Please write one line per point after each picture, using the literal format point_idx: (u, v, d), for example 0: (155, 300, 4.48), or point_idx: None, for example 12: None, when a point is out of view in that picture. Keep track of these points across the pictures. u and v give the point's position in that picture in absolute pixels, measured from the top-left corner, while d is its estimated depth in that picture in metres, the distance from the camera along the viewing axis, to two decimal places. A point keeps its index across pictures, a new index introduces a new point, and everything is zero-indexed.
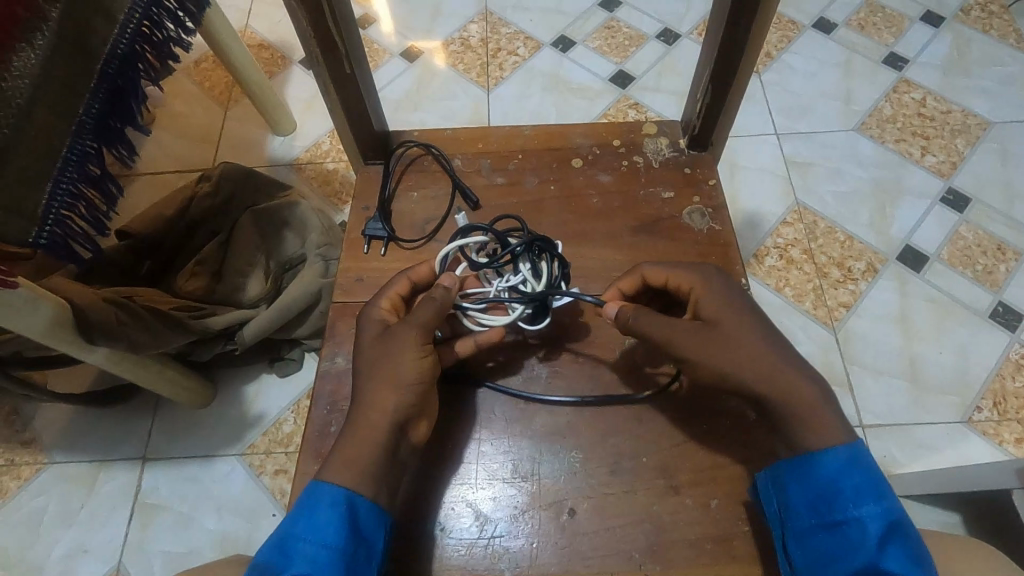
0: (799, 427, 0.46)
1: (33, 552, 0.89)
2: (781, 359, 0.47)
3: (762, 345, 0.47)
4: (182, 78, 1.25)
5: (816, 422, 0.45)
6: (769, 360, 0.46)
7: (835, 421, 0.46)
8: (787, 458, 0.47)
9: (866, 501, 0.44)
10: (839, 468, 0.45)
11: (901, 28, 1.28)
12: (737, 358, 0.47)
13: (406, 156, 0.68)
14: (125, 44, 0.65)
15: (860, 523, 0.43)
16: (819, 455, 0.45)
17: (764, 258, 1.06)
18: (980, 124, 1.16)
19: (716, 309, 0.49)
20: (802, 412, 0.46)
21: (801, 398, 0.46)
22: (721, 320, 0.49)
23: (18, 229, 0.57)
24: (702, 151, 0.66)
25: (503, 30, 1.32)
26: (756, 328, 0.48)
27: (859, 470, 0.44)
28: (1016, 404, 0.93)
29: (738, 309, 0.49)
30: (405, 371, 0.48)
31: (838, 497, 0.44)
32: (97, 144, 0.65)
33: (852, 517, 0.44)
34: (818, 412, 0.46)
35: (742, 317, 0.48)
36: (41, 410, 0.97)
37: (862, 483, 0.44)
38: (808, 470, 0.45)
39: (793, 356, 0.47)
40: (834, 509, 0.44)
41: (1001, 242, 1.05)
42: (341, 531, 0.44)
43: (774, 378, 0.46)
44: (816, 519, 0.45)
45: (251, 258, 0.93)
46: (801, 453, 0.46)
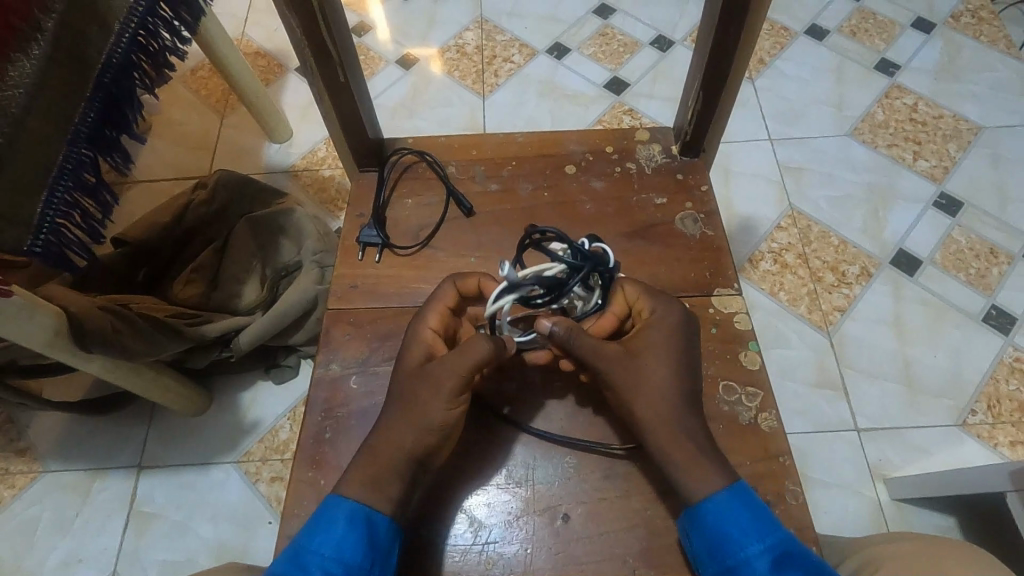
0: (672, 467, 0.47)
1: (28, 561, 0.89)
2: (678, 407, 0.48)
3: (668, 386, 0.48)
4: (178, 86, 1.26)
5: (695, 471, 0.46)
6: (666, 405, 0.48)
7: (717, 470, 0.46)
8: (685, 510, 0.47)
9: (752, 540, 0.44)
10: (721, 513, 0.45)
11: (892, 34, 1.29)
12: (638, 390, 0.48)
13: (401, 163, 0.68)
14: (120, 53, 0.65)
15: (752, 563, 0.44)
16: (702, 506, 0.45)
17: (759, 262, 1.06)
18: (972, 129, 1.17)
19: (646, 346, 0.50)
20: (674, 454, 0.47)
21: (681, 446, 0.47)
22: (645, 357, 0.49)
23: (14, 236, 0.57)
24: (695, 157, 0.67)
25: (498, 37, 1.33)
26: (673, 372, 0.49)
27: (739, 511, 0.45)
28: (1010, 407, 0.94)
29: (668, 346, 0.50)
30: (427, 416, 0.47)
31: (727, 543, 0.45)
32: (93, 151, 0.65)
33: (743, 560, 0.44)
34: (697, 461, 0.46)
35: (666, 358, 0.49)
36: (36, 418, 0.97)
37: (744, 525, 0.45)
38: (697, 521, 0.46)
39: (691, 409, 0.48)
40: (726, 555, 0.45)
41: (993, 246, 1.06)
42: (357, 544, 0.45)
43: (664, 425, 0.47)
44: (716, 565, 0.45)
45: (247, 265, 0.92)
46: (690, 505, 0.46)
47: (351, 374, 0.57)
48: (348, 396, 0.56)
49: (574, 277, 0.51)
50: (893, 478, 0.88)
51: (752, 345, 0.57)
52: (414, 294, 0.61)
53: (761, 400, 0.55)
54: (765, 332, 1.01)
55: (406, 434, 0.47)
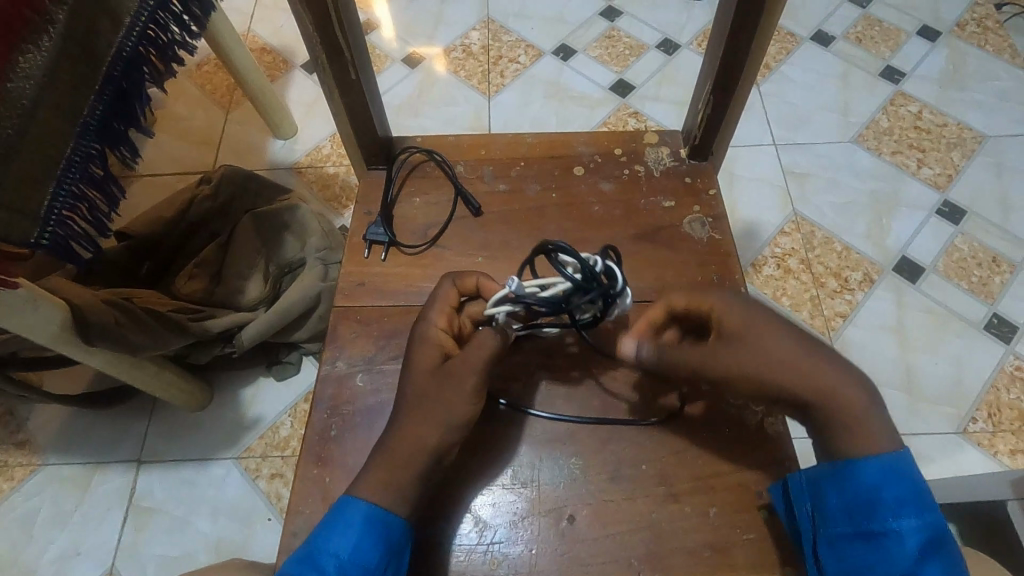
0: (840, 434, 0.44)
1: (26, 553, 0.88)
2: (814, 359, 0.45)
3: (797, 350, 0.46)
4: (183, 80, 1.26)
5: (865, 429, 0.44)
6: (801, 372, 0.45)
7: (879, 419, 0.44)
8: (829, 463, 0.45)
9: (907, 513, 0.43)
10: (883, 477, 0.43)
11: (898, 42, 1.29)
12: (776, 367, 0.45)
13: (409, 162, 0.68)
14: (129, 46, 0.65)
15: (899, 536, 0.42)
16: (860, 465, 0.44)
17: (762, 267, 1.06)
18: (975, 138, 1.17)
19: (738, 325, 0.47)
20: (844, 412, 0.44)
21: (843, 406, 0.44)
22: (749, 332, 0.47)
23: (21, 229, 0.57)
24: (703, 161, 0.67)
25: (505, 38, 1.33)
26: (786, 338, 0.46)
27: (900, 481, 0.43)
28: (1010, 416, 0.94)
29: (757, 314, 0.47)
30: (451, 413, 0.48)
31: (878, 509, 0.43)
32: (101, 144, 0.65)
33: (891, 530, 0.43)
34: (863, 412, 0.44)
35: (763, 327, 0.47)
36: (36, 411, 0.97)
37: (901, 496, 0.43)
38: (849, 479, 0.44)
39: (829, 359, 0.45)
40: (872, 521, 0.43)
41: (995, 255, 1.06)
42: (372, 545, 0.45)
43: (817, 387, 0.44)
44: (852, 526, 0.44)
45: (250, 261, 0.91)
46: (846, 461, 0.44)
47: (357, 372, 0.57)
48: (354, 394, 0.56)
49: (577, 297, 0.48)
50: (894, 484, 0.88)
51: None
52: (421, 292, 0.61)
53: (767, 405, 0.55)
54: None
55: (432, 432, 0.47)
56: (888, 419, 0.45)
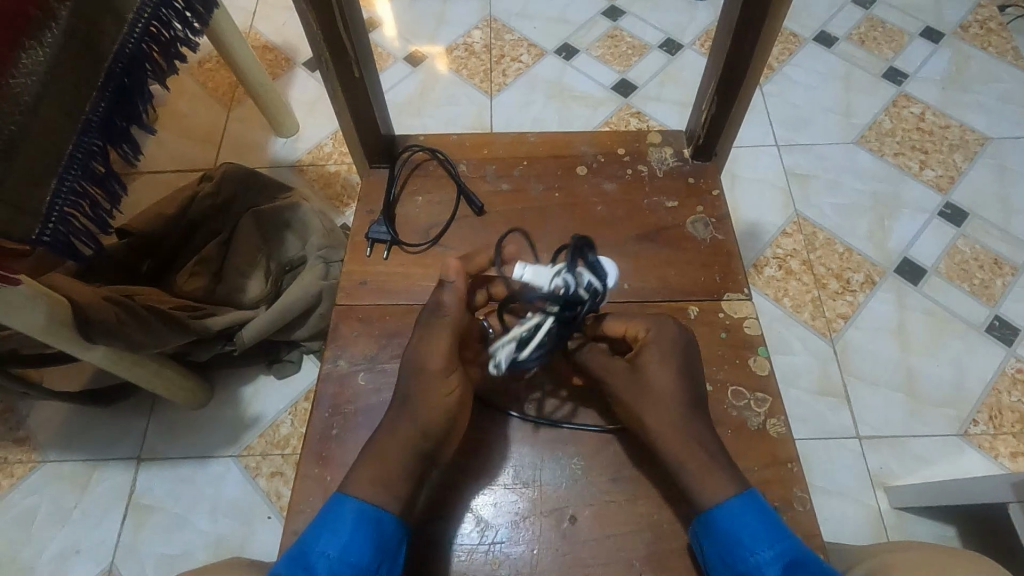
0: (686, 478, 0.48)
1: (25, 551, 0.88)
2: (682, 416, 0.49)
3: (672, 403, 0.49)
4: (185, 78, 1.25)
5: (706, 474, 0.47)
6: (671, 416, 0.49)
7: (726, 478, 0.47)
8: (695, 515, 0.47)
9: (763, 545, 0.44)
10: (736, 518, 0.45)
11: (901, 43, 1.29)
12: (645, 407, 0.50)
13: (412, 160, 0.68)
14: (132, 44, 0.65)
15: (760, 571, 0.44)
16: (713, 511, 0.46)
17: (763, 268, 1.06)
18: (978, 140, 1.17)
19: (648, 360, 0.51)
20: (691, 467, 0.47)
21: (690, 459, 0.48)
22: (649, 372, 0.51)
23: (24, 226, 0.56)
24: (706, 161, 0.67)
25: (507, 37, 1.33)
26: (677, 384, 0.50)
27: (752, 517, 0.45)
28: (1012, 418, 0.94)
29: (669, 360, 0.51)
30: (428, 406, 0.49)
31: (737, 548, 0.45)
32: (103, 141, 0.64)
33: (753, 566, 0.44)
34: (707, 471, 0.47)
35: (669, 371, 0.51)
36: (36, 408, 0.97)
37: (756, 531, 0.44)
38: (709, 526, 0.46)
39: (698, 420, 0.49)
40: (736, 560, 0.45)
41: (997, 257, 1.06)
42: (364, 543, 0.44)
43: (670, 437, 0.48)
44: (727, 571, 0.45)
45: (253, 259, 0.93)
46: (702, 511, 0.47)
47: (359, 371, 0.57)
48: (355, 393, 0.56)
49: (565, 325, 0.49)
50: (895, 487, 0.88)
51: (762, 350, 0.57)
52: (423, 291, 0.61)
53: (769, 406, 0.55)
54: (769, 337, 1.01)
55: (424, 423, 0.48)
56: (740, 472, 0.48)
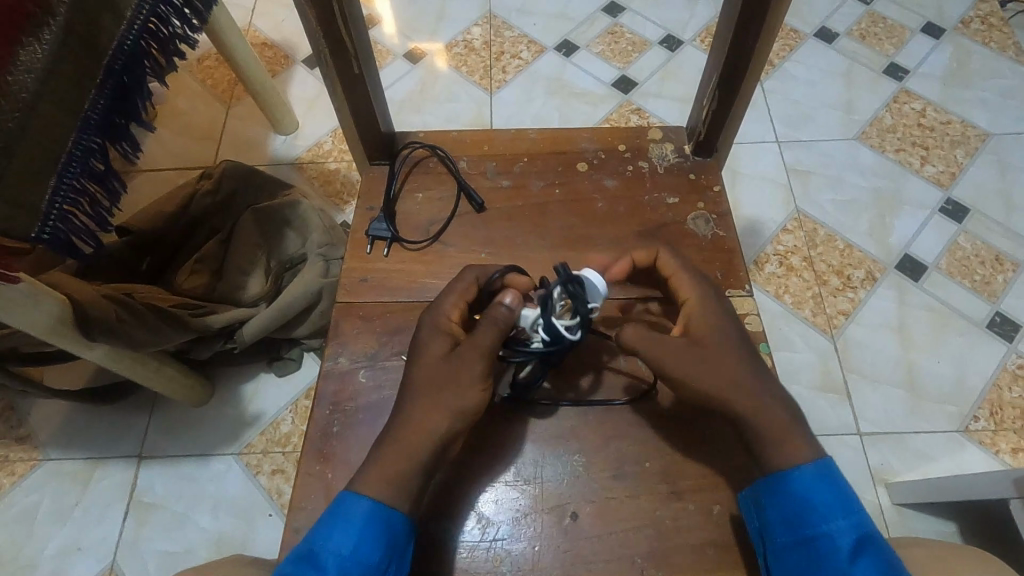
0: (767, 443, 0.46)
1: (26, 549, 0.88)
2: (757, 377, 0.48)
3: (742, 366, 0.48)
4: (184, 75, 1.25)
5: (791, 438, 0.46)
6: (750, 379, 0.47)
7: (805, 441, 0.46)
8: (762, 478, 0.47)
9: (837, 515, 0.44)
10: (810, 485, 0.45)
11: (902, 39, 1.29)
12: (721, 375, 0.48)
13: (412, 157, 0.68)
14: (131, 40, 0.65)
15: (831, 539, 0.43)
16: (790, 474, 0.45)
17: (764, 264, 1.06)
18: (979, 136, 1.17)
19: (704, 328, 0.50)
20: (772, 430, 0.46)
21: (774, 420, 0.46)
22: (706, 341, 0.49)
23: (22, 224, 0.56)
24: (707, 157, 0.67)
25: (507, 34, 1.33)
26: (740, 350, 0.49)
27: (828, 486, 0.45)
28: (1013, 414, 0.94)
29: (723, 323, 0.51)
30: (462, 401, 0.48)
31: (809, 514, 0.44)
32: (102, 138, 0.64)
33: (824, 532, 0.44)
34: (789, 432, 0.46)
35: (728, 337, 0.50)
36: (36, 406, 0.97)
37: (830, 500, 0.44)
38: (780, 491, 0.45)
39: (767, 381, 0.48)
40: (807, 526, 0.44)
41: (998, 253, 1.06)
42: (374, 543, 0.44)
43: (755, 402, 0.46)
44: (790, 536, 0.45)
45: (253, 258, 0.93)
46: (774, 472, 0.46)
47: (360, 368, 0.57)
48: (356, 390, 0.56)
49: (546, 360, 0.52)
50: (896, 483, 0.88)
51: (763, 347, 0.57)
52: (424, 288, 0.61)
53: None
54: (769, 333, 1.01)
55: (440, 418, 0.47)
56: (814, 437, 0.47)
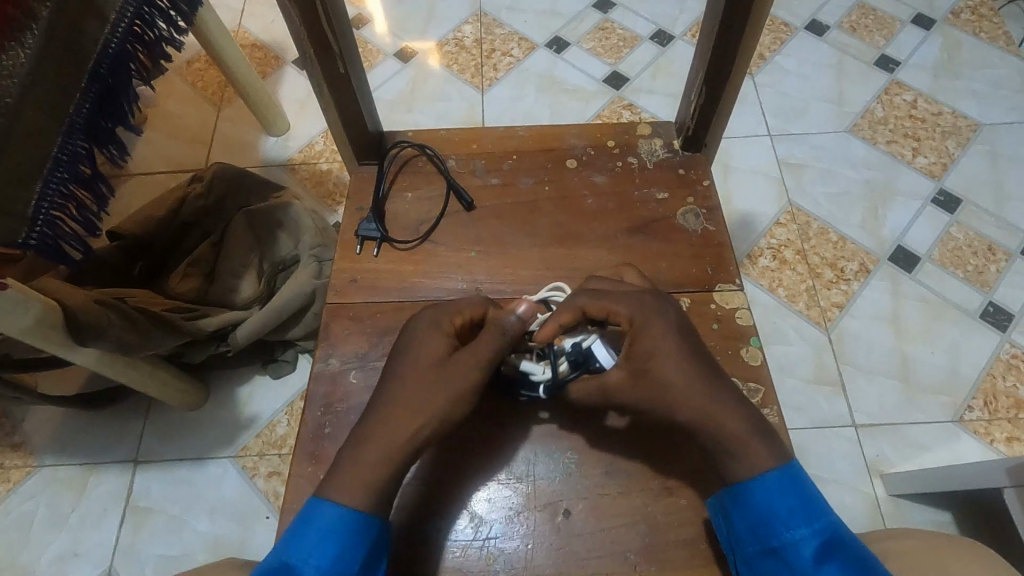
0: (728, 457, 0.46)
1: (23, 555, 0.88)
2: (710, 394, 0.46)
3: (693, 385, 0.46)
4: (174, 78, 1.25)
5: (748, 450, 0.46)
6: (700, 400, 0.46)
7: (765, 446, 0.46)
8: (726, 489, 0.47)
9: (798, 522, 0.44)
10: (771, 493, 0.45)
11: (892, 31, 1.29)
12: (671, 404, 0.47)
13: (401, 156, 0.68)
14: (116, 44, 0.64)
15: (795, 547, 0.44)
16: (750, 484, 0.45)
17: (758, 258, 1.06)
18: (970, 126, 1.17)
19: (647, 351, 0.48)
20: (733, 443, 0.46)
21: (733, 434, 0.46)
22: (655, 364, 0.47)
23: (8, 229, 0.56)
24: (697, 152, 0.67)
25: (497, 31, 1.32)
26: (685, 368, 0.47)
27: (790, 492, 0.45)
28: (1007, 404, 0.94)
29: (666, 338, 0.48)
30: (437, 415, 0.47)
31: (773, 523, 0.45)
32: (89, 143, 0.64)
33: (789, 541, 0.44)
34: (750, 442, 0.46)
35: (674, 356, 0.47)
36: (31, 413, 0.96)
37: (794, 506, 0.44)
38: (743, 501, 0.46)
39: (722, 393, 0.47)
40: (770, 535, 0.45)
41: (991, 243, 1.06)
42: (347, 550, 0.44)
43: (709, 421, 0.46)
44: (757, 545, 0.45)
45: (246, 259, 0.92)
46: (735, 484, 0.46)
47: (351, 369, 0.57)
48: (348, 391, 0.56)
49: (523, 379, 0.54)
50: (891, 474, 0.88)
51: (754, 341, 0.57)
52: (414, 288, 0.61)
53: (762, 396, 0.55)
54: (764, 327, 1.00)
55: (410, 413, 0.47)
56: (777, 438, 0.47)
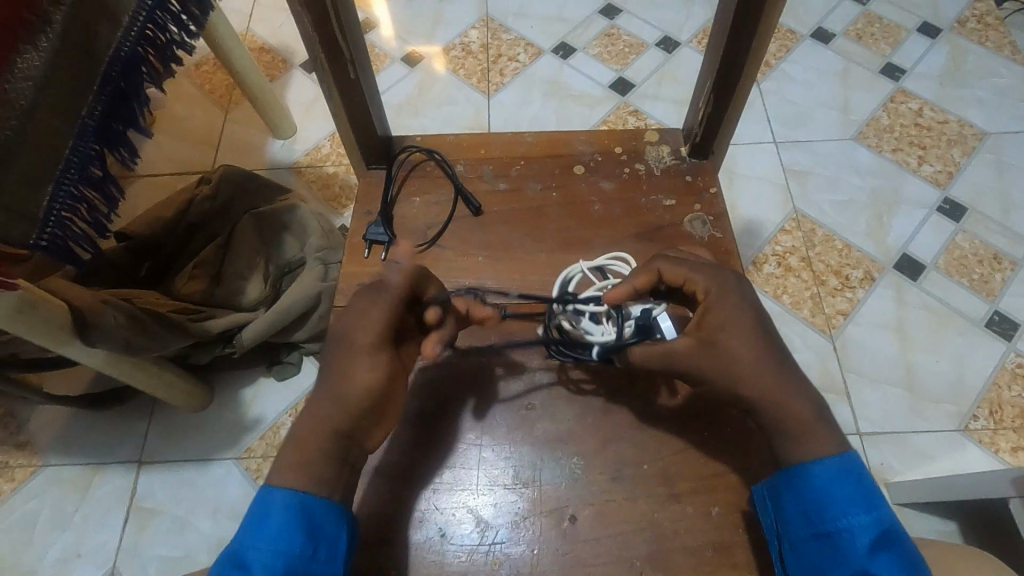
0: (789, 438, 0.46)
1: (27, 554, 0.88)
2: (779, 373, 0.46)
3: (762, 361, 0.46)
4: (183, 81, 1.25)
5: (811, 435, 0.46)
6: (769, 377, 0.46)
7: (829, 433, 0.46)
8: (783, 471, 0.47)
9: (856, 510, 0.44)
10: (831, 479, 0.45)
11: (898, 39, 1.29)
12: (736, 379, 0.46)
13: (409, 161, 0.68)
14: (128, 47, 0.65)
15: (849, 533, 0.44)
16: (810, 468, 0.45)
17: (762, 265, 1.06)
18: (976, 135, 1.17)
19: (717, 325, 0.48)
20: (795, 425, 0.46)
21: (799, 416, 0.46)
22: (725, 338, 0.47)
23: (18, 231, 0.57)
24: (704, 159, 0.67)
25: (504, 36, 1.33)
26: (756, 344, 0.47)
27: (850, 481, 0.45)
28: (1012, 413, 0.94)
29: (740, 312, 0.48)
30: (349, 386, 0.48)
31: (829, 507, 0.44)
32: (100, 145, 0.64)
33: (843, 528, 0.44)
34: (812, 426, 0.46)
35: (744, 333, 0.47)
36: (36, 413, 0.97)
37: (853, 494, 0.44)
38: (801, 483, 0.46)
39: (792, 374, 0.46)
40: (824, 520, 0.45)
41: (996, 252, 1.06)
42: (296, 531, 0.45)
43: (775, 397, 0.46)
44: (809, 528, 0.45)
45: (251, 262, 0.92)
46: (794, 466, 0.46)
47: None
48: None
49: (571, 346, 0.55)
50: (895, 482, 0.88)
51: None
52: None
53: None
54: None
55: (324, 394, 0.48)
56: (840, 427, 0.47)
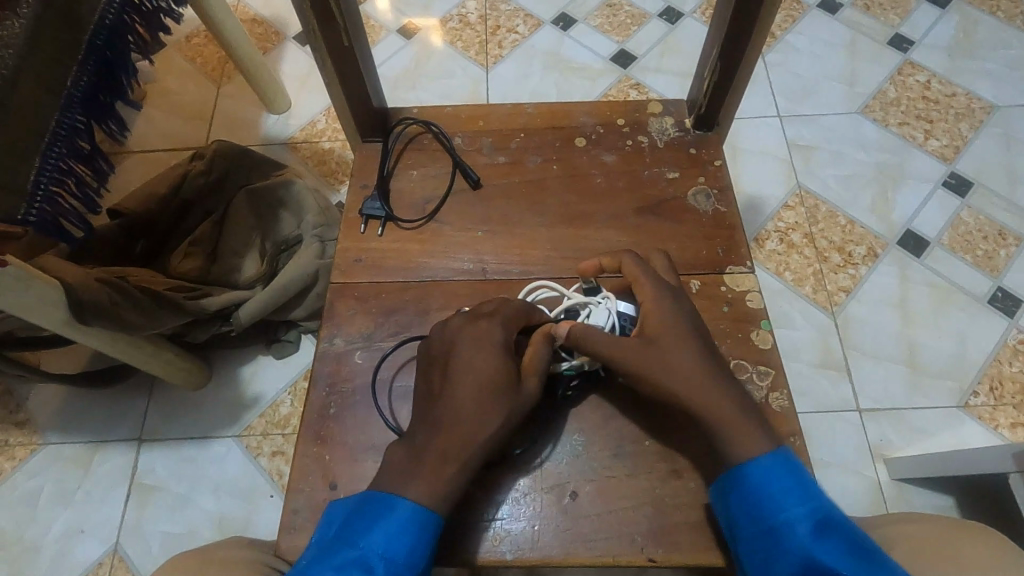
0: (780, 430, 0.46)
1: (30, 532, 0.88)
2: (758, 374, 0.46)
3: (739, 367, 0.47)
4: (174, 54, 1.23)
5: None
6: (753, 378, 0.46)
7: None
8: (722, 475, 0.46)
9: (793, 502, 0.42)
10: (766, 474, 0.44)
11: (907, 9, 1.26)
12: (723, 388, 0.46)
13: (406, 133, 0.66)
14: (113, 14, 0.63)
15: (790, 526, 0.42)
16: (744, 467, 0.44)
17: (766, 241, 1.05)
18: (985, 108, 1.15)
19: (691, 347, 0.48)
20: None
21: None
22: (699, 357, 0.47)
23: (8, 206, 0.55)
24: (708, 131, 0.65)
25: (503, 7, 1.30)
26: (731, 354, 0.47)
27: (784, 472, 0.43)
28: (1013, 389, 0.93)
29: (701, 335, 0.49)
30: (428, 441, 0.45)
31: (766, 502, 0.43)
32: (86, 118, 0.63)
33: (783, 521, 0.42)
34: None
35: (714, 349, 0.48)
36: (34, 390, 0.96)
37: (789, 486, 0.43)
38: (738, 483, 0.44)
39: None
40: (766, 515, 0.43)
41: (1001, 228, 1.05)
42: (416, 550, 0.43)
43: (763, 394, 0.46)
44: (753, 528, 0.43)
45: (248, 238, 0.90)
46: (729, 467, 0.45)
47: (356, 350, 0.56)
48: (353, 371, 0.55)
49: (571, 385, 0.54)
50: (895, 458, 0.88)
51: (763, 324, 0.56)
52: (419, 268, 0.60)
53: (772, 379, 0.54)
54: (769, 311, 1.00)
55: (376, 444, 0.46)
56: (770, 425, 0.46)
